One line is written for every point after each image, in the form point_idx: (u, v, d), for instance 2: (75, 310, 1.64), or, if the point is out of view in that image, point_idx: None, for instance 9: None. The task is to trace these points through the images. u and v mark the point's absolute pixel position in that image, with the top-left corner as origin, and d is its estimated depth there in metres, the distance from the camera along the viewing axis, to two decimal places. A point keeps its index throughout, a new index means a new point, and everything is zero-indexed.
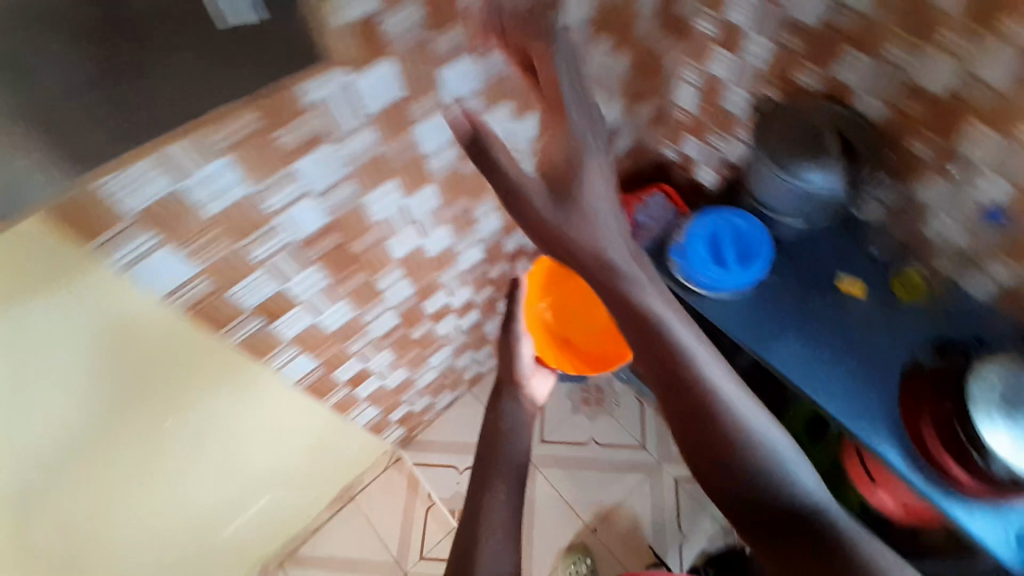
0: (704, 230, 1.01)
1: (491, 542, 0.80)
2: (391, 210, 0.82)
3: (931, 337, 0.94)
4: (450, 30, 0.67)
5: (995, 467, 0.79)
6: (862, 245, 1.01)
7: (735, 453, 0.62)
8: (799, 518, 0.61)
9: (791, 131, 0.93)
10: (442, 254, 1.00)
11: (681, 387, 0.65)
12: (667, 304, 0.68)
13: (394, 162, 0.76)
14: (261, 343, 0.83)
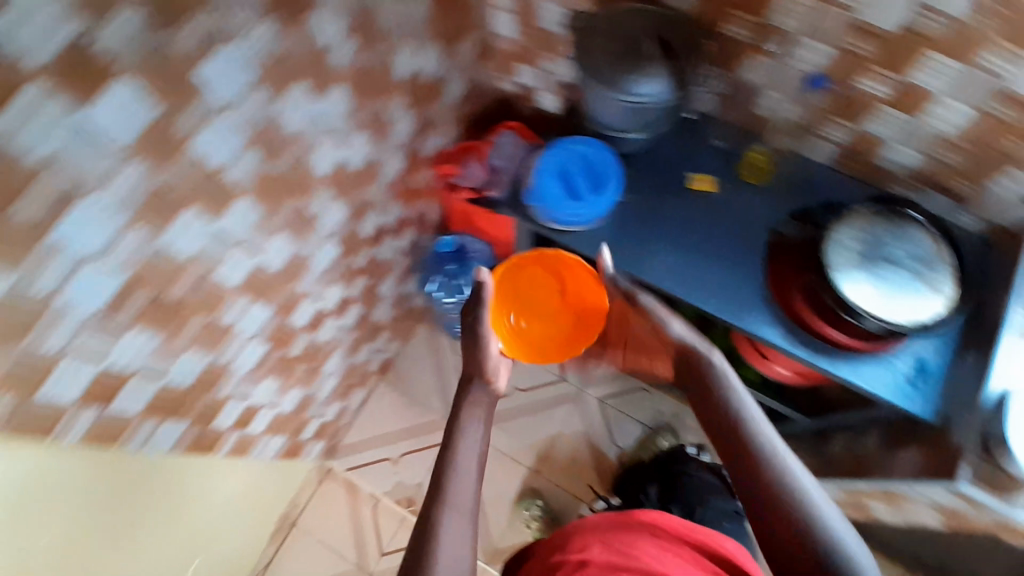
0: (553, 166, 0.99)
1: (448, 531, 0.68)
2: (202, 239, 0.75)
3: (792, 212, 0.97)
4: (190, 23, 0.62)
5: (867, 322, 0.84)
6: (705, 137, 1.03)
7: (764, 490, 0.64)
8: (807, 536, 0.60)
9: (609, 43, 0.90)
10: (287, 264, 0.93)
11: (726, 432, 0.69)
12: (725, 363, 0.75)
13: (177, 189, 0.68)
14: (109, 426, 0.74)
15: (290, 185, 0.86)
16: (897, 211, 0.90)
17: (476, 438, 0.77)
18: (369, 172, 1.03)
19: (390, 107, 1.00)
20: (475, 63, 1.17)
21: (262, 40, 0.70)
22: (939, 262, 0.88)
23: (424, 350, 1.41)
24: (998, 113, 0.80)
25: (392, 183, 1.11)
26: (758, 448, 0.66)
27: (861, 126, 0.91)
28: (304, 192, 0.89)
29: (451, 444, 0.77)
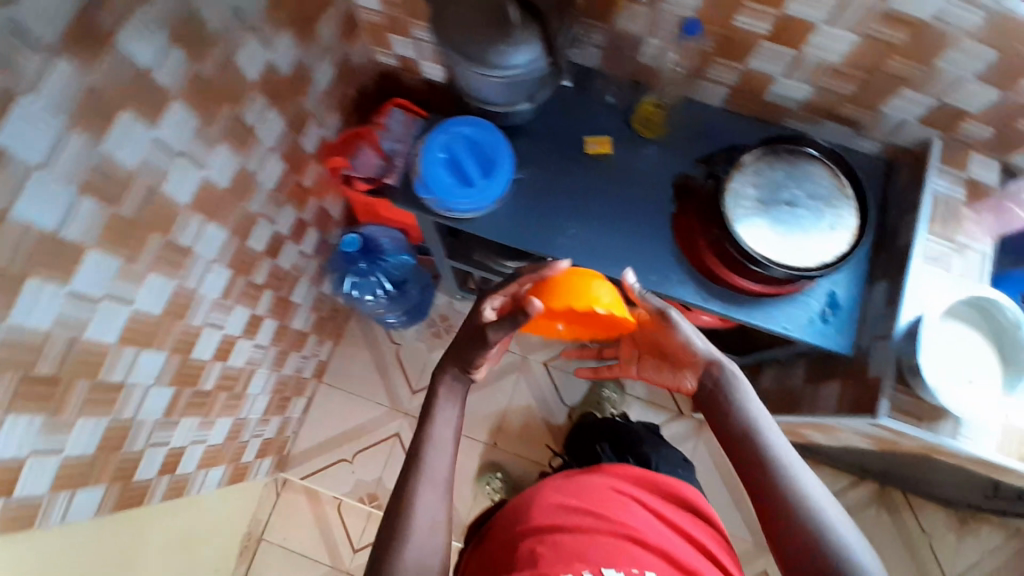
0: (437, 152, 0.91)
1: (423, 497, 0.70)
2: (59, 306, 0.69)
3: (698, 156, 0.96)
4: None
5: (773, 272, 0.83)
6: (598, 94, 0.99)
7: (785, 515, 0.65)
8: (812, 544, 0.63)
9: (470, 13, 0.82)
10: (171, 304, 0.87)
11: (746, 456, 0.71)
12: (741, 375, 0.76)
13: (13, 266, 0.62)
14: (15, 511, 0.72)
15: (151, 223, 0.79)
16: (794, 149, 0.88)
17: (453, 415, 0.77)
18: (247, 183, 0.95)
19: (255, 111, 0.92)
20: (343, 43, 1.08)
21: (72, 84, 0.63)
22: (838, 197, 0.87)
23: (359, 344, 1.39)
24: (878, 35, 0.78)
25: (277, 189, 1.03)
26: (777, 472, 0.68)
27: (747, 65, 0.88)
28: (171, 226, 0.83)
29: (428, 418, 0.76)
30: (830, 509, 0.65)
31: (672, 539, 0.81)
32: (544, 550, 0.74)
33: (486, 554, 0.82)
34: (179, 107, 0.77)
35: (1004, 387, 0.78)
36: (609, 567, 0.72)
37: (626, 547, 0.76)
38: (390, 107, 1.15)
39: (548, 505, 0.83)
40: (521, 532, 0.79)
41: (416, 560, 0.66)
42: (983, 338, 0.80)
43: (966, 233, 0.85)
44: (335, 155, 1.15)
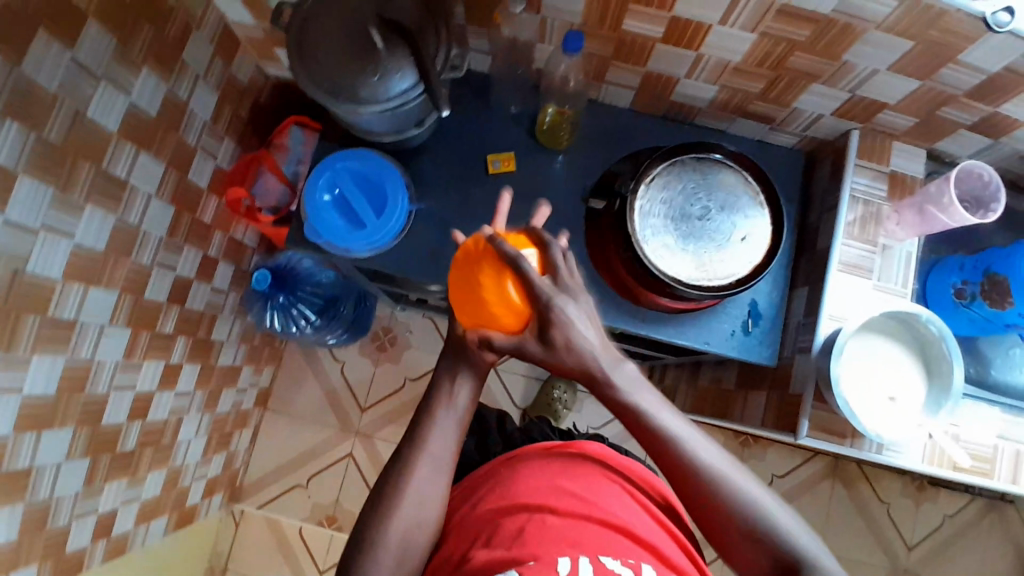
0: (325, 193, 0.84)
1: (419, 473, 0.68)
2: None
3: (618, 158, 0.90)
4: None
5: (688, 291, 0.78)
6: (500, 105, 0.91)
7: (731, 524, 0.62)
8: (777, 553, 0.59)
9: (331, 33, 0.75)
10: (70, 378, 0.79)
11: (670, 465, 0.65)
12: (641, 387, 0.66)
13: None
14: None
15: (23, 305, 0.69)
16: (702, 155, 0.82)
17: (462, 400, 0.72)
18: (130, 238, 0.84)
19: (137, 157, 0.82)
20: (225, 63, 0.97)
21: None
22: (751, 205, 0.82)
23: (302, 364, 1.38)
24: (779, 33, 0.69)
25: (171, 235, 0.93)
26: (720, 487, 0.63)
27: (648, 68, 0.81)
28: (47, 302, 0.72)
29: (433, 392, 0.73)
30: (777, 507, 0.62)
31: (660, 532, 0.71)
32: (530, 527, 0.65)
33: (459, 521, 0.71)
34: (30, 182, 0.67)
35: (927, 404, 0.76)
36: (607, 553, 0.62)
37: (619, 538, 0.65)
38: (288, 125, 1.08)
39: (532, 481, 0.72)
40: (501, 506, 0.69)
41: (399, 539, 0.65)
42: (906, 351, 0.77)
43: (887, 233, 0.81)
44: (233, 185, 1.05)
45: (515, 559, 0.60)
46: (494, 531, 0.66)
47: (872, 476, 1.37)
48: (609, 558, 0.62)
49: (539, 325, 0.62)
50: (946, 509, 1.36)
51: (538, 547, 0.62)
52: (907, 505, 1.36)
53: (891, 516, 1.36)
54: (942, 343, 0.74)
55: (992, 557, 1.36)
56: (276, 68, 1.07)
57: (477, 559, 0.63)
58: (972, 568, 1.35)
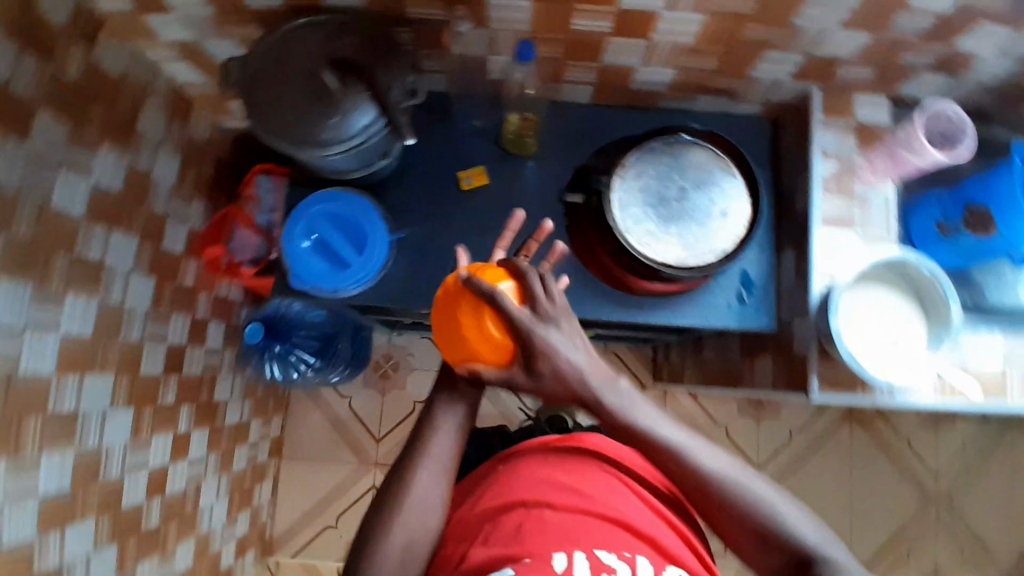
0: (303, 240, 0.84)
1: (421, 481, 0.69)
2: None
3: (589, 154, 0.90)
4: None
5: (678, 274, 0.79)
6: (463, 121, 0.91)
7: (735, 521, 0.67)
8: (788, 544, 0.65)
9: (284, 83, 0.74)
10: (82, 469, 0.77)
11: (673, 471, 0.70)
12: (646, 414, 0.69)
13: None
14: None
15: (23, 408, 0.68)
16: (670, 138, 0.83)
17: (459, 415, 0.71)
18: (115, 318, 0.83)
19: (110, 237, 0.81)
20: (181, 125, 0.96)
21: None
22: (726, 179, 0.82)
23: (310, 406, 1.38)
24: (727, 8, 0.69)
25: (157, 305, 0.92)
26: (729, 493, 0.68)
27: (603, 62, 0.82)
28: (45, 400, 0.71)
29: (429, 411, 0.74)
30: (776, 499, 0.68)
31: (658, 523, 0.72)
32: (529, 522, 0.67)
33: (460, 515, 0.73)
34: (4, 287, 0.65)
35: (928, 341, 0.77)
36: (601, 547, 0.65)
37: (614, 531, 0.68)
38: (255, 175, 1.06)
39: (535, 475, 0.73)
40: (499, 502, 0.70)
41: (403, 540, 0.66)
42: (901, 295, 0.78)
43: (862, 182, 0.82)
44: (211, 243, 1.04)
45: (512, 557, 0.63)
46: (492, 528, 0.68)
47: (886, 415, 1.39)
48: (604, 553, 0.65)
49: (526, 357, 0.64)
50: (964, 433, 1.39)
51: (534, 543, 0.64)
52: (925, 436, 1.39)
53: (911, 449, 1.39)
54: (935, 282, 0.76)
55: (1016, 471, 1.39)
56: (233, 120, 1.06)
57: (473, 558, 0.65)
58: (998, 484, 1.38)
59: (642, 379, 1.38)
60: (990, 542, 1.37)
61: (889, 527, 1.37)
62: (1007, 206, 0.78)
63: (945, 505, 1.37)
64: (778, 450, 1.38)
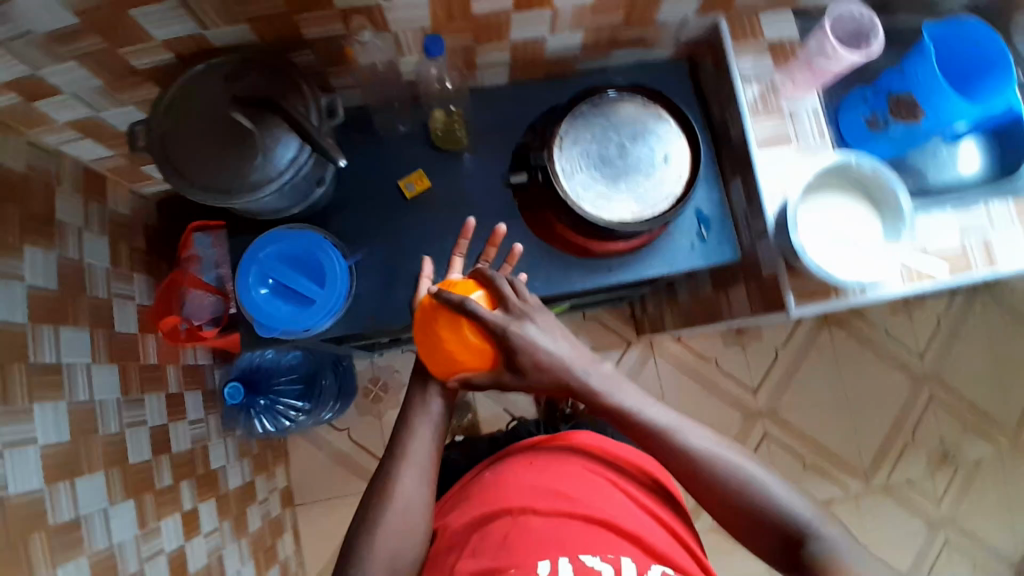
0: (259, 289, 0.81)
1: (402, 483, 0.70)
2: None
3: (522, 132, 0.89)
4: None
5: (636, 228, 0.79)
6: (390, 129, 0.89)
7: (724, 500, 0.68)
8: (771, 516, 0.66)
9: (196, 137, 0.72)
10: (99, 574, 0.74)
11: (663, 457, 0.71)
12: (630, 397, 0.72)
13: None
14: None
15: (23, 528, 0.66)
16: (596, 99, 0.83)
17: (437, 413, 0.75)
18: (88, 415, 0.79)
19: (59, 334, 0.77)
20: (100, 204, 0.91)
21: None
22: (660, 124, 0.82)
23: (311, 448, 1.35)
24: None
25: (127, 393, 0.88)
26: (717, 471, 0.69)
27: (512, 40, 0.81)
28: (38, 516, 0.68)
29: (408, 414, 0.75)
30: (758, 472, 0.69)
31: (648, 522, 0.72)
32: (515, 531, 0.66)
33: (447, 529, 0.72)
34: None
35: (887, 234, 0.79)
36: (589, 551, 0.64)
37: (600, 531, 0.67)
38: (191, 233, 0.98)
39: (521, 480, 0.74)
40: (482, 511, 0.71)
41: (389, 550, 0.67)
42: (851, 198, 0.80)
43: (787, 96, 0.84)
44: (164, 315, 1.00)
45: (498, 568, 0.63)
46: (478, 539, 0.68)
47: (862, 310, 1.44)
48: (590, 556, 0.63)
49: (508, 357, 0.69)
50: (937, 309, 1.45)
51: (518, 551, 0.64)
52: (901, 320, 1.44)
53: (891, 336, 1.44)
54: (879, 177, 0.78)
55: (992, 332, 1.45)
56: (154, 185, 1.01)
57: (459, 571, 0.65)
58: (978, 348, 1.44)
59: (626, 336, 1.39)
60: (985, 402, 1.44)
61: (890, 415, 1.42)
62: (928, 91, 0.82)
63: (935, 380, 1.43)
64: (769, 369, 1.42)
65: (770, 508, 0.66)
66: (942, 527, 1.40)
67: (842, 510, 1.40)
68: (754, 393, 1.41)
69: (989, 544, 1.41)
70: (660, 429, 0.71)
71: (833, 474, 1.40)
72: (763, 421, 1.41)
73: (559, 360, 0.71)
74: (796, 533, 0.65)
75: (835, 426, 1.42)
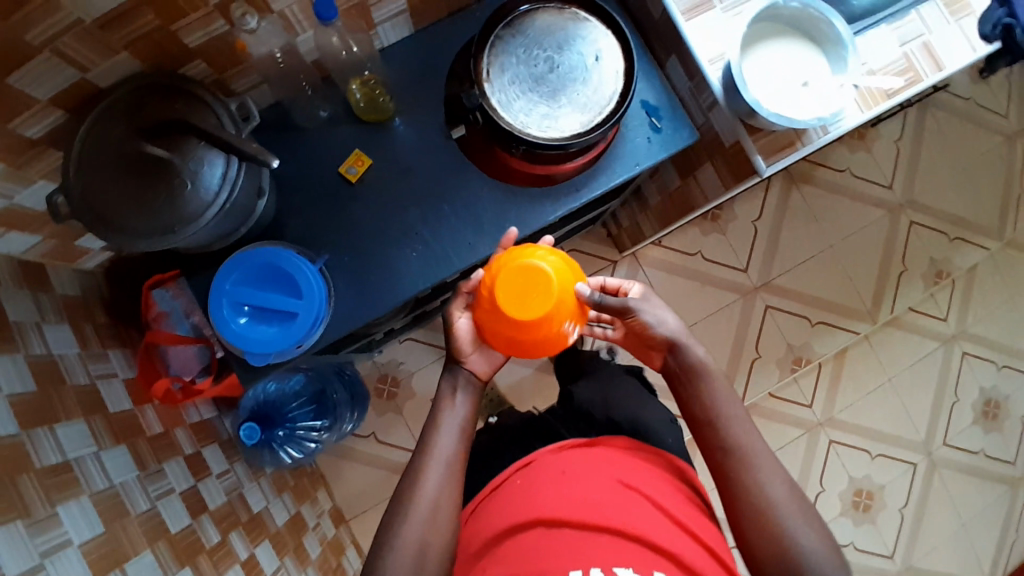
0: (237, 324, 0.76)
1: (428, 478, 0.68)
2: None
3: (446, 80, 0.86)
4: None
5: (590, 136, 0.77)
6: (314, 121, 0.85)
7: (746, 520, 0.66)
8: (784, 540, 0.64)
9: (112, 185, 0.66)
10: None
11: (710, 435, 0.71)
12: (711, 377, 0.72)
13: None
14: None
15: None
16: (510, 19, 0.79)
17: (464, 412, 0.73)
18: (114, 500, 0.76)
19: (53, 429, 0.73)
20: (49, 294, 0.86)
21: None
22: (581, 25, 0.79)
23: (344, 464, 1.34)
24: None
25: (145, 467, 0.85)
26: (750, 481, 0.67)
27: None
28: None
29: (435, 409, 0.73)
30: (778, 498, 0.66)
31: (682, 534, 0.68)
32: (542, 545, 0.65)
33: (476, 534, 0.72)
34: None
35: (833, 66, 0.77)
36: (622, 564, 0.63)
37: (632, 545, 0.65)
38: (148, 292, 0.93)
39: (556, 489, 0.71)
40: (508, 524, 0.69)
41: (416, 542, 0.65)
42: (789, 39, 0.78)
43: None
44: (153, 381, 0.95)
45: None
46: (502, 552, 0.67)
47: (822, 159, 1.44)
48: (624, 569, 0.62)
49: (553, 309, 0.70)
50: (892, 135, 1.46)
51: (545, 564, 0.63)
52: (862, 157, 1.45)
53: (858, 175, 1.45)
54: (808, 10, 0.76)
55: (950, 140, 1.47)
56: (94, 257, 0.95)
57: None
58: (941, 159, 1.46)
59: (609, 257, 1.38)
60: (961, 209, 1.46)
61: (878, 251, 1.45)
62: None
63: (910, 204, 1.46)
64: (752, 244, 1.42)
65: (785, 534, 0.64)
66: (956, 341, 1.45)
67: (858, 353, 1.43)
68: (745, 271, 1.42)
69: (999, 342, 1.47)
70: (712, 414, 0.71)
71: (840, 323, 1.43)
72: (761, 295, 1.42)
73: (667, 328, 0.72)
74: (801, 560, 0.63)
75: (830, 279, 1.44)
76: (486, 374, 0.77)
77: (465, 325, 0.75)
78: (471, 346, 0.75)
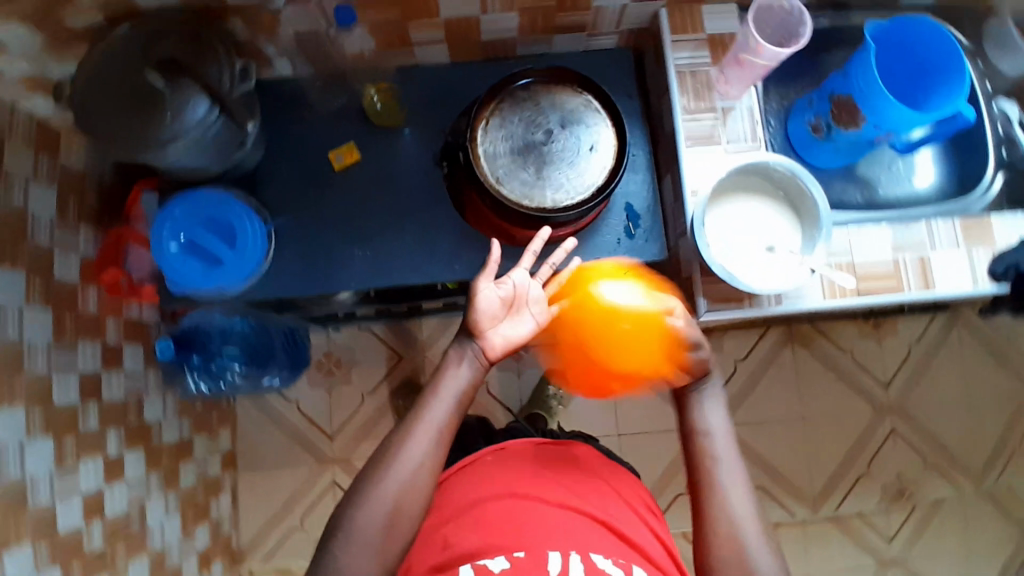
0: (176, 255, 0.80)
1: (415, 439, 0.68)
2: None
3: (456, 115, 0.90)
4: None
5: (560, 213, 0.78)
6: (325, 105, 0.90)
7: (714, 527, 0.68)
8: (749, 554, 0.66)
9: (108, 97, 0.73)
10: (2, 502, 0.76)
11: (691, 445, 0.74)
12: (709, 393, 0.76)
13: None
14: None
15: None
16: (525, 83, 0.82)
17: (466, 383, 0.72)
18: (13, 354, 0.80)
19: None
20: (52, 156, 0.88)
21: None
22: (590, 114, 0.82)
23: (259, 417, 1.38)
24: None
25: (60, 337, 0.89)
26: (721, 491, 0.70)
27: (443, 17, 0.81)
28: None
29: (438, 376, 0.72)
30: (748, 515, 0.68)
31: (650, 537, 0.76)
32: (520, 516, 0.71)
33: (453, 501, 0.76)
34: None
35: (803, 246, 0.77)
36: (598, 551, 0.69)
37: (607, 537, 0.72)
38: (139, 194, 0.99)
39: (532, 469, 0.78)
40: (492, 491, 0.75)
41: (393, 501, 0.66)
42: (769, 202, 0.79)
43: (722, 94, 0.81)
44: (106, 268, 0.99)
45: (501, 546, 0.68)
46: (479, 516, 0.72)
47: (826, 330, 1.40)
48: (600, 556, 0.68)
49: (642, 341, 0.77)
50: (911, 337, 1.39)
51: (523, 537, 0.69)
52: (870, 345, 1.39)
53: (858, 360, 1.39)
54: (795, 180, 0.76)
55: (966, 366, 1.39)
56: None
57: (462, 544, 0.70)
58: (948, 382, 1.39)
59: None
60: (953, 437, 1.38)
61: (847, 443, 1.37)
62: (868, 99, 0.78)
63: (900, 412, 1.38)
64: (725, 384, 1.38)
65: (748, 550, 0.66)
66: (893, 566, 1.35)
67: (789, 536, 1.35)
68: None
69: None
70: (698, 426, 0.75)
71: (781, 498, 1.36)
72: None
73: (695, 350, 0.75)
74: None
75: (790, 449, 1.37)
76: (493, 356, 0.73)
77: (488, 297, 0.73)
78: (488, 321, 0.73)
